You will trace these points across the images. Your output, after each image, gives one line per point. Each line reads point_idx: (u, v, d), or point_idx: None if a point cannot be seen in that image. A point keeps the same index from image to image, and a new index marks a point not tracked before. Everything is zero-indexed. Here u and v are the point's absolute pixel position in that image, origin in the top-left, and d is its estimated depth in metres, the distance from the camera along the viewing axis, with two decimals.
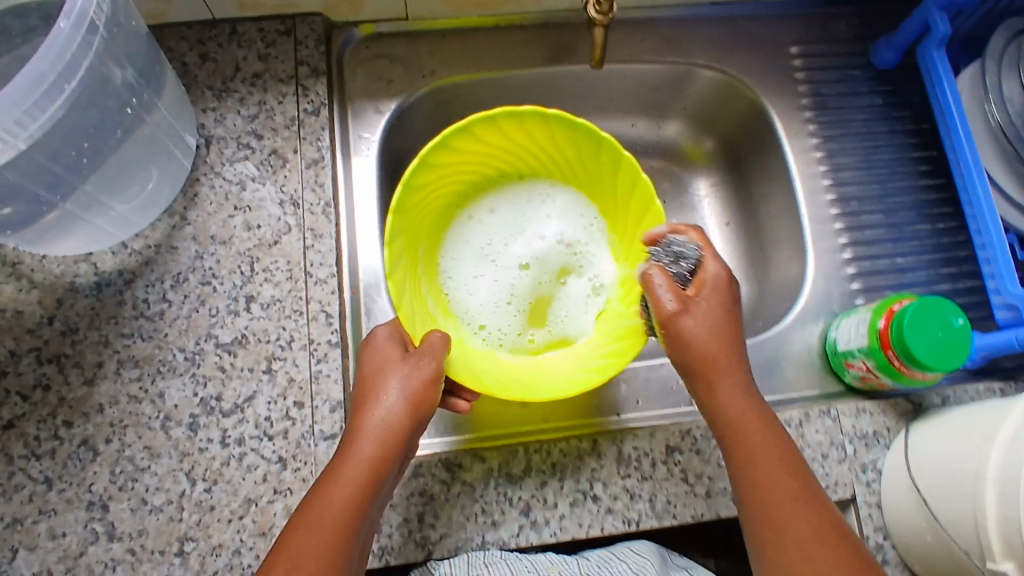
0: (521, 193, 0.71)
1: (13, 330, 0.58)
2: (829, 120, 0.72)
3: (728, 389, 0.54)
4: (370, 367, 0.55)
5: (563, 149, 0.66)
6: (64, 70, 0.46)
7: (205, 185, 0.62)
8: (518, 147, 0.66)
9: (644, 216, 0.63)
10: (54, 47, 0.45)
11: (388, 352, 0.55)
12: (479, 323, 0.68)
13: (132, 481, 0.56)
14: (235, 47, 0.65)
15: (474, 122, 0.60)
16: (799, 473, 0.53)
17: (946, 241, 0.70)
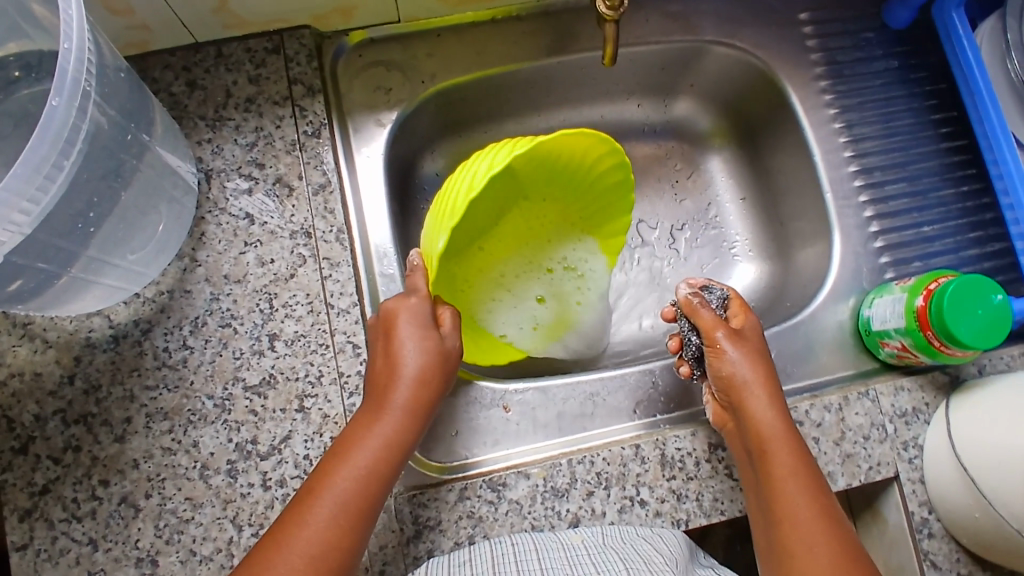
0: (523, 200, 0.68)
1: (35, 393, 0.56)
2: (846, 89, 0.70)
3: (765, 404, 0.56)
4: (400, 339, 0.55)
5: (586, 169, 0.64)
6: (62, 146, 0.42)
7: (212, 222, 0.60)
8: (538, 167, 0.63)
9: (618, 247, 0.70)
10: (50, 127, 0.41)
11: (420, 323, 0.56)
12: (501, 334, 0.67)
13: (178, 534, 0.55)
14: (224, 72, 0.62)
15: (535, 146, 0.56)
16: (822, 488, 0.53)
17: (971, 205, 0.69)
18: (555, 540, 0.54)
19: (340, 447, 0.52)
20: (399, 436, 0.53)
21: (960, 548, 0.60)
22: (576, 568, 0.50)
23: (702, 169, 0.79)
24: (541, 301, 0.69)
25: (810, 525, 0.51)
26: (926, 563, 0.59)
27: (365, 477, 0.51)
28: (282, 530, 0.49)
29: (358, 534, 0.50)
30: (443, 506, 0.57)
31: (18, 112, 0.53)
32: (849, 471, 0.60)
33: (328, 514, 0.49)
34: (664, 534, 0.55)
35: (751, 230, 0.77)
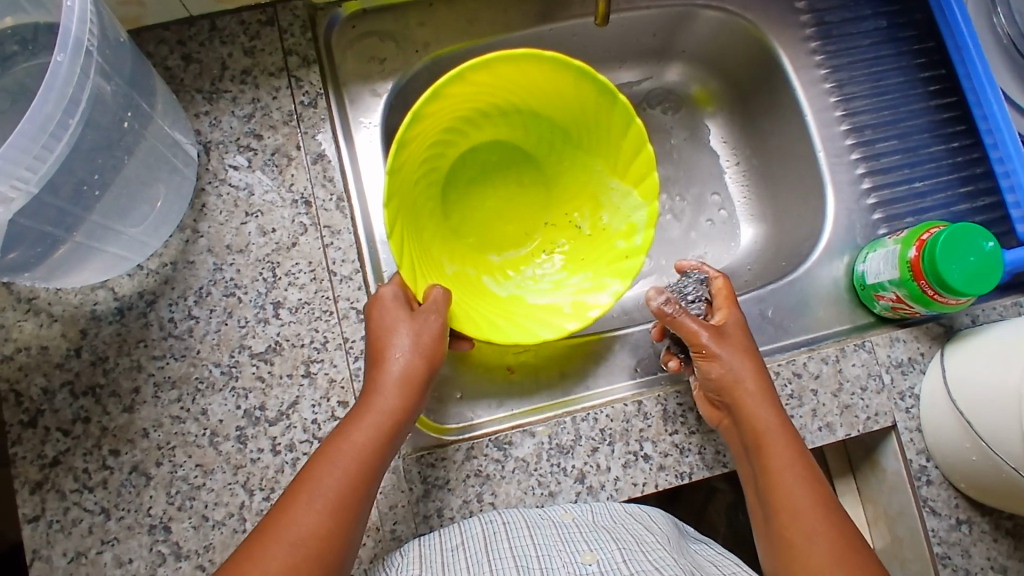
0: (572, 171, 0.71)
1: (42, 367, 0.57)
2: (836, 49, 0.71)
3: (762, 403, 0.56)
4: (379, 328, 0.55)
5: (561, 92, 0.63)
6: (68, 104, 0.44)
7: (212, 193, 0.60)
8: (506, 107, 0.66)
9: (640, 181, 0.65)
10: (55, 82, 0.43)
11: (395, 311, 0.56)
12: (533, 285, 0.69)
13: (190, 500, 0.56)
14: (219, 45, 0.62)
15: (467, 73, 0.57)
16: (818, 480, 0.54)
17: (961, 160, 0.70)
18: (545, 517, 0.55)
19: (335, 439, 0.52)
20: (383, 433, 0.52)
21: (959, 493, 0.61)
22: (570, 546, 0.51)
23: (696, 138, 0.80)
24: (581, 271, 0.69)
25: (805, 514, 0.52)
26: (925, 509, 0.61)
27: (361, 470, 0.50)
28: (277, 522, 0.48)
29: (349, 537, 0.48)
30: (451, 466, 0.58)
31: (16, 87, 0.54)
32: (848, 421, 0.61)
33: (325, 507, 0.48)
34: (645, 509, 0.58)
35: (746, 193, 0.78)
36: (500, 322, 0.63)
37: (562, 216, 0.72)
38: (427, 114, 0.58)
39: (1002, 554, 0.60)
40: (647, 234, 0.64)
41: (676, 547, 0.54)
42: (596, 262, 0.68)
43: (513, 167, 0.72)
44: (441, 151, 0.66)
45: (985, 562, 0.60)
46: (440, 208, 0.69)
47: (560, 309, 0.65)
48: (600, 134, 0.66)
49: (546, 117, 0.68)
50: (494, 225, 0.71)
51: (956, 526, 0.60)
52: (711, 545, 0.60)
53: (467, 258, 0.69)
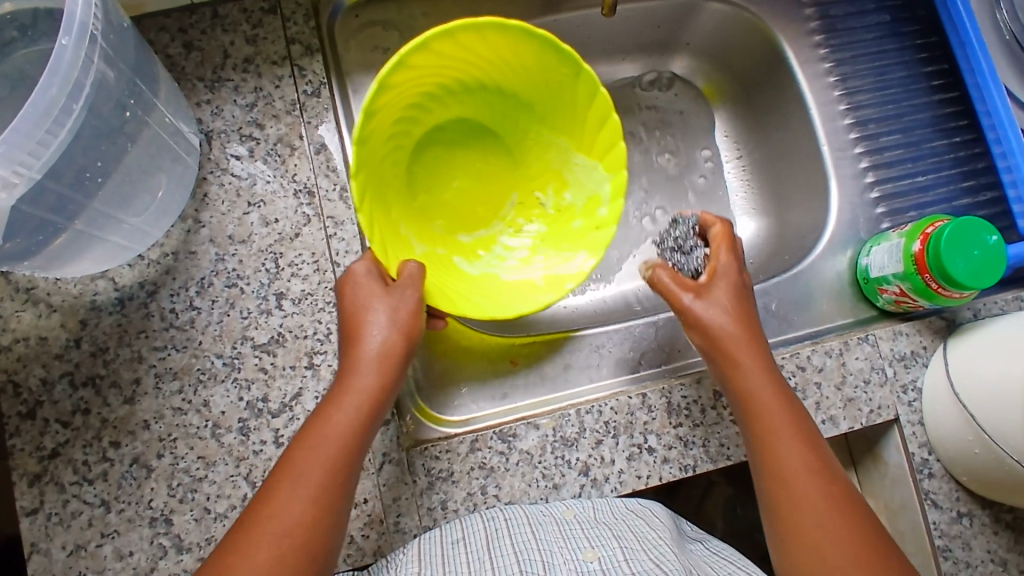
0: (536, 146, 0.69)
1: (41, 357, 0.56)
2: (840, 43, 0.71)
3: (753, 361, 0.56)
4: (353, 306, 0.54)
5: (523, 64, 0.61)
6: (72, 90, 0.45)
7: (214, 183, 0.60)
8: (469, 82, 0.64)
9: (607, 154, 0.63)
10: (59, 66, 0.43)
11: (370, 286, 0.54)
12: (502, 263, 0.67)
13: (192, 492, 0.55)
14: (221, 32, 0.62)
15: (430, 42, 0.55)
16: (818, 446, 0.53)
17: (963, 154, 0.70)
18: (546, 514, 0.54)
19: (314, 423, 0.50)
20: (361, 415, 0.51)
21: (960, 487, 0.61)
22: (572, 543, 0.50)
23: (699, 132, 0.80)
24: (550, 247, 0.67)
25: (804, 480, 0.51)
26: (927, 502, 0.61)
27: (341, 453, 0.49)
28: (261, 513, 0.46)
29: (331, 522, 0.47)
30: (455, 458, 0.57)
31: (16, 73, 0.53)
32: (851, 415, 0.61)
33: (308, 492, 0.47)
34: (646, 504, 0.58)
35: (748, 187, 0.79)
36: (470, 297, 0.61)
37: (529, 194, 0.70)
38: (390, 87, 0.56)
39: (1002, 547, 0.61)
40: (617, 205, 0.62)
41: (676, 544, 0.54)
42: (566, 238, 0.66)
43: (477, 145, 0.70)
44: (404, 127, 0.64)
45: (986, 555, 0.60)
46: (406, 188, 0.66)
47: (533, 284, 0.63)
48: (564, 106, 0.64)
49: (508, 91, 0.66)
50: (462, 204, 0.69)
51: (957, 519, 0.61)
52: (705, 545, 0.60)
53: (436, 239, 0.67)
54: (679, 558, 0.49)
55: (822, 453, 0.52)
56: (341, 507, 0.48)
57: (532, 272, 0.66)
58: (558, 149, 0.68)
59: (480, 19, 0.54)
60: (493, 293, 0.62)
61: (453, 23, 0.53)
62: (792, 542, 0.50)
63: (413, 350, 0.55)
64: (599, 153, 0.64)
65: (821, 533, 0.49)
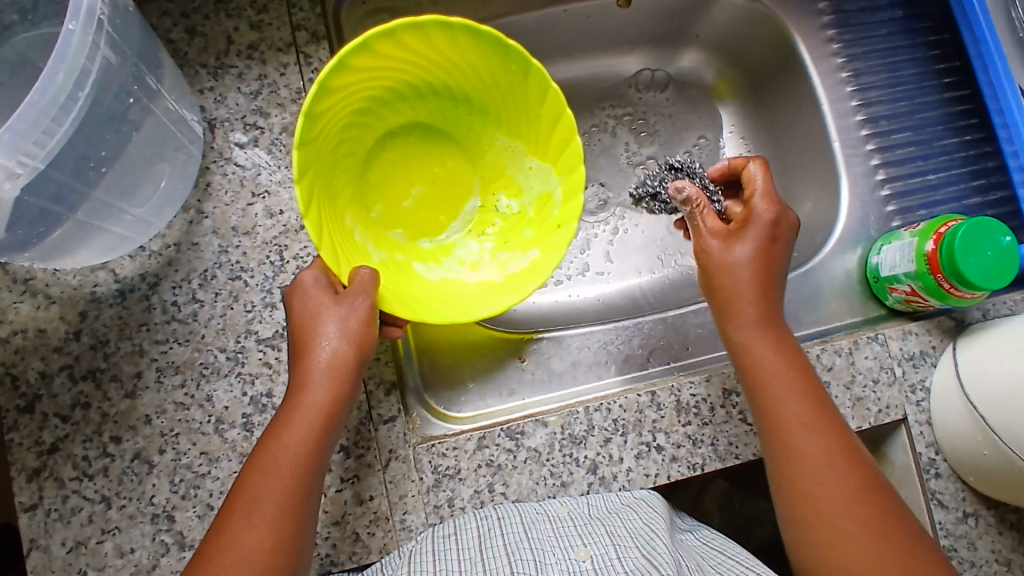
0: (494, 151, 0.67)
1: (39, 350, 0.55)
2: (853, 38, 0.70)
3: (752, 316, 0.56)
4: (303, 316, 0.53)
5: (471, 64, 0.59)
6: (78, 75, 0.43)
7: (217, 173, 0.58)
8: (421, 81, 0.62)
9: (562, 156, 0.61)
10: (67, 50, 0.42)
11: (318, 296, 0.53)
12: (461, 270, 0.66)
13: (194, 489, 0.54)
14: (224, 18, 0.60)
15: (372, 43, 0.54)
16: (820, 397, 0.53)
17: (974, 153, 0.69)
18: (540, 512, 0.54)
19: (264, 445, 0.50)
20: (315, 428, 0.50)
21: (966, 487, 0.61)
22: (564, 542, 0.50)
23: (705, 139, 0.79)
24: (508, 252, 0.65)
25: (800, 424, 0.52)
26: (933, 502, 0.61)
27: (296, 470, 0.49)
28: (218, 542, 0.46)
29: (294, 536, 0.47)
30: (462, 455, 0.57)
31: (15, 58, 0.52)
32: (860, 414, 0.61)
33: (262, 513, 0.47)
34: (642, 494, 0.56)
35: None
36: (433, 303, 0.58)
37: (490, 197, 0.68)
38: (334, 89, 0.55)
39: (1006, 547, 0.61)
40: (573, 206, 0.59)
41: (670, 534, 0.53)
42: (524, 240, 0.64)
43: (433, 150, 0.68)
44: (358, 130, 0.63)
45: (990, 555, 0.60)
46: (360, 194, 0.65)
47: (494, 287, 0.61)
48: (516, 106, 0.62)
49: (461, 93, 0.64)
50: (423, 211, 0.67)
51: (963, 519, 0.61)
52: (697, 534, 0.60)
53: (394, 246, 0.65)
54: (670, 548, 0.49)
55: (829, 416, 0.52)
56: (302, 520, 0.49)
57: (489, 276, 0.63)
58: (514, 152, 0.66)
59: (421, 18, 0.53)
60: (454, 300, 0.60)
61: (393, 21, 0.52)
62: (790, 483, 0.51)
63: (368, 358, 0.53)
64: (554, 156, 0.62)
65: (821, 478, 0.50)
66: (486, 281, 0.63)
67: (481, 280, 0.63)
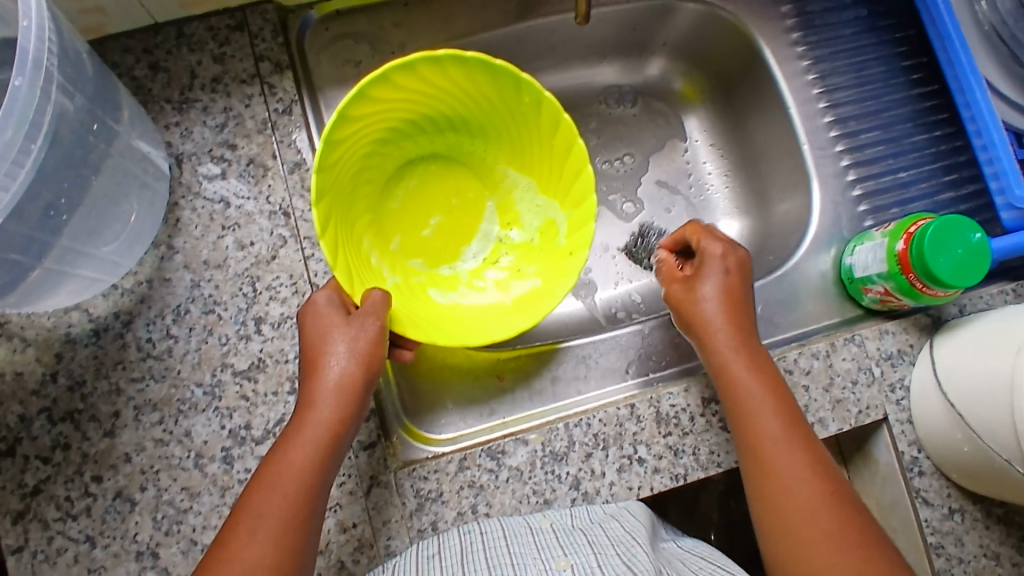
0: (512, 181, 0.68)
1: (17, 394, 0.55)
2: (817, 40, 0.70)
3: (727, 334, 0.58)
4: (313, 335, 0.53)
5: (486, 95, 0.60)
6: (28, 128, 0.44)
7: (186, 208, 0.58)
8: (440, 113, 0.63)
9: (574, 183, 0.61)
10: (14, 106, 0.43)
11: (329, 316, 0.54)
12: (478, 294, 0.65)
13: (178, 524, 0.54)
14: (187, 52, 0.60)
15: (392, 75, 0.54)
16: (788, 401, 0.55)
17: (944, 148, 0.70)
18: (524, 525, 0.54)
19: (269, 462, 0.50)
20: (319, 448, 0.50)
21: (950, 483, 0.61)
22: (545, 553, 0.50)
23: (631, 156, 0.79)
24: (523, 278, 0.65)
25: (775, 426, 0.54)
26: (918, 500, 0.61)
27: (300, 489, 0.49)
28: (221, 556, 0.46)
29: (296, 555, 0.47)
30: (443, 478, 0.57)
31: None
32: (840, 416, 0.61)
33: (265, 532, 0.47)
34: (626, 507, 0.56)
35: (732, 187, 0.78)
36: (446, 327, 0.59)
37: (508, 227, 0.68)
38: (352, 119, 0.55)
39: (994, 541, 0.61)
40: (585, 232, 0.59)
41: (654, 544, 0.53)
42: (539, 267, 0.65)
43: (452, 179, 0.69)
44: (378, 158, 0.63)
45: (978, 550, 0.61)
46: (378, 223, 0.65)
47: (507, 310, 0.61)
48: (531, 134, 0.62)
49: (478, 122, 0.65)
50: (441, 238, 0.67)
51: (949, 515, 0.61)
52: (682, 543, 0.60)
53: (411, 272, 0.65)
54: (650, 557, 0.49)
55: (795, 418, 0.54)
56: (305, 539, 0.48)
57: (506, 300, 0.63)
58: (532, 183, 0.67)
59: (439, 53, 0.54)
60: (467, 324, 0.60)
61: (411, 57, 0.53)
62: (761, 481, 0.53)
63: (375, 378, 0.54)
64: (567, 184, 0.62)
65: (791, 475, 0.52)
66: (500, 305, 0.63)
67: (496, 303, 0.64)
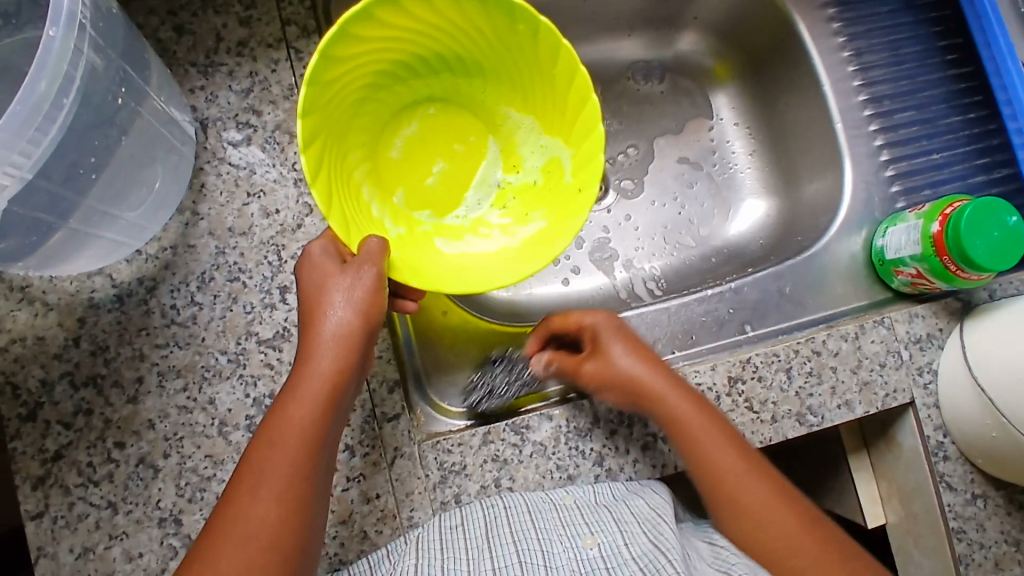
0: (512, 122, 0.66)
1: (39, 358, 0.54)
2: (854, 16, 0.69)
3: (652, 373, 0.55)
4: (310, 286, 0.52)
5: (480, 29, 0.57)
6: (61, 83, 0.43)
7: (211, 173, 0.57)
8: (432, 54, 0.61)
9: (575, 117, 0.58)
10: (47, 58, 0.42)
11: (325, 267, 0.52)
12: (481, 241, 0.64)
13: (200, 492, 0.54)
14: (213, 14, 0.59)
15: (375, 9, 0.52)
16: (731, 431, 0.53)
17: (978, 131, 0.68)
18: (547, 500, 0.53)
19: (270, 418, 0.49)
20: (318, 402, 0.49)
21: (974, 469, 0.61)
22: (571, 530, 0.50)
23: (635, 148, 0.78)
24: (525, 222, 0.63)
25: (727, 457, 0.52)
26: (942, 485, 0.61)
27: (300, 443, 0.47)
28: (228, 513, 0.45)
29: (302, 510, 0.46)
30: (467, 451, 0.56)
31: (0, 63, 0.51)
32: (867, 399, 0.61)
33: (269, 487, 0.46)
34: (651, 486, 0.55)
35: (759, 167, 0.77)
36: (450, 274, 0.57)
37: (512, 170, 0.66)
38: (341, 58, 0.53)
39: (1015, 528, 0.61)
40: (590, 170, 0.56)
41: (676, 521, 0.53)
42: (542, 209, 0.62)
43: (452, 123, 0.67)
44: (373, 106, 0.62)
45: (1000, 536, 0.60)
46: (378, 173, 0.64)
47: (510, 254, 0.59)
48: (530, 71, 0.59)
49: (473, 61, 0.62)
50: (443, 185, 0.66)
51: (971, 501, 0.60)
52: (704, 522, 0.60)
53: (416, 223, 0.64)
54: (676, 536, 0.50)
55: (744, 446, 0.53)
56: (309, 494, 0.47)
57: (508, 245, 0.61)
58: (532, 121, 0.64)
59: None
60: (470, 270, 0.58)
61: None
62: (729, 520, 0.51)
63: (376, 326, 0.51)
64: (568, 120, 0.60)
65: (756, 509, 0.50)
66: (502, 251, 0.61)
67: (497, 249, 0.62)
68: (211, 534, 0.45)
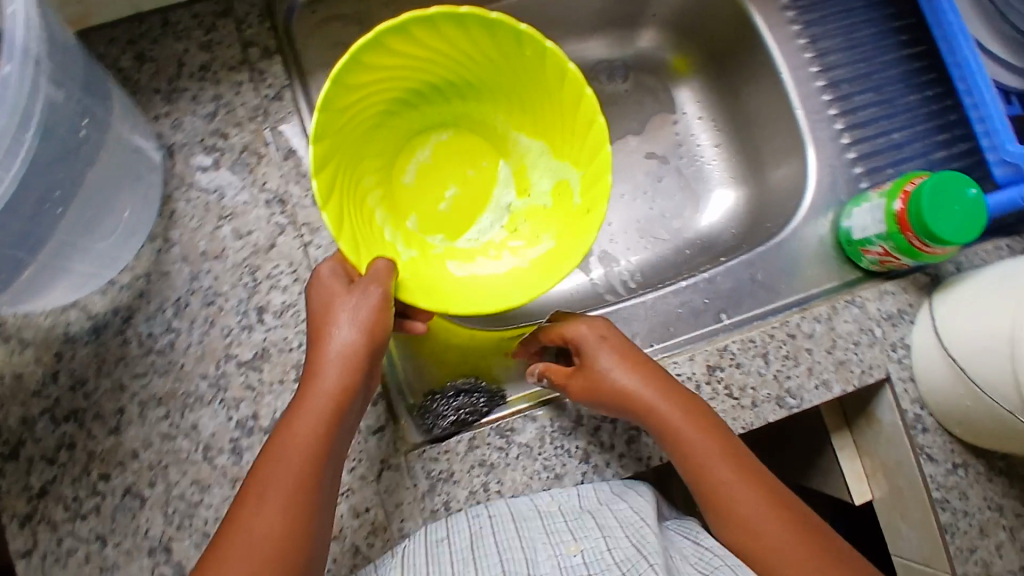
0: (523, 146, 0.66)
1: (18, 395, 0.54)
2: (807, 4, 0.70)
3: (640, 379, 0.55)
4: (318, 304, 0.52)
5: (487, 54, 0.58)
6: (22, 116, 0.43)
7: (181, 199, 0.58)
8: (442, 79, 0.62)
9: (582, 138, 0.58)
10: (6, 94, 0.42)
11: (330, 285, 0.52)
12: (494, 261, 0.64)
13: (189, 518, 0.54)
14: (173, 41, 0.59)
15: (384, 39, 0.52)
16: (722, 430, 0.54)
17: (935, 108, 0.70)
18: (532, 507, 0.54)
19: (278, 434, 0.49)
20: (323, 419, 0.49)
21: (953, 438, 0.62)
22: (554, 537, 0.51)
23: None
24: (537, 243, 0.63)
25: (715, 459, 0.52)
26: (923, 457, 0.62)
27: (306, 461, 0.47)
28: (230, 529, 0.46)
29: (307, 527, 0.46)
30: (454, 458, 0.57)
31: None
32: (844, 377, 0.61)
33: (275, 504, 0.46)
34: (635, 486, 0.56)
35: (727, 157, 0.79)
36: (465, 294, 0.57)
37: (522, 192, 0.67)
38: (352, 87, 0.54)
39: (996, 494, 0.62)
40: (598, 189, 0.56)
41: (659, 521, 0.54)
42: (552, 228, 0.62)
43: (463, 149, 0.68)
44: (384, 131, 0.63)
45: (982, 502, 0.61)
46: (391, 198, 0.64)
47: (522, 272, 0.59)
48: (538, 93, 0.60)
49: (481, 86, 0.63)
50: (456, 207, 0.66)
51: (952, 470, 0.62)
52: None
53: (428, 245, 0.64)
54: (658, 537, 0.50)
55: (733, 447, 0.53)
56: (315, 510, 0.47)
57: (520, 263, 0.61)
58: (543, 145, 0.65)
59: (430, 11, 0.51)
60: (484, 289, 0.58)
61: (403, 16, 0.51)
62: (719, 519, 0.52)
63: (383, 343, 0.51)
64: (576, 141, 0.60)
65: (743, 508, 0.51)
66: (515, 269, 0.61)
67: (510, 267, 0.62)
68: (213, 551, 0.46)
